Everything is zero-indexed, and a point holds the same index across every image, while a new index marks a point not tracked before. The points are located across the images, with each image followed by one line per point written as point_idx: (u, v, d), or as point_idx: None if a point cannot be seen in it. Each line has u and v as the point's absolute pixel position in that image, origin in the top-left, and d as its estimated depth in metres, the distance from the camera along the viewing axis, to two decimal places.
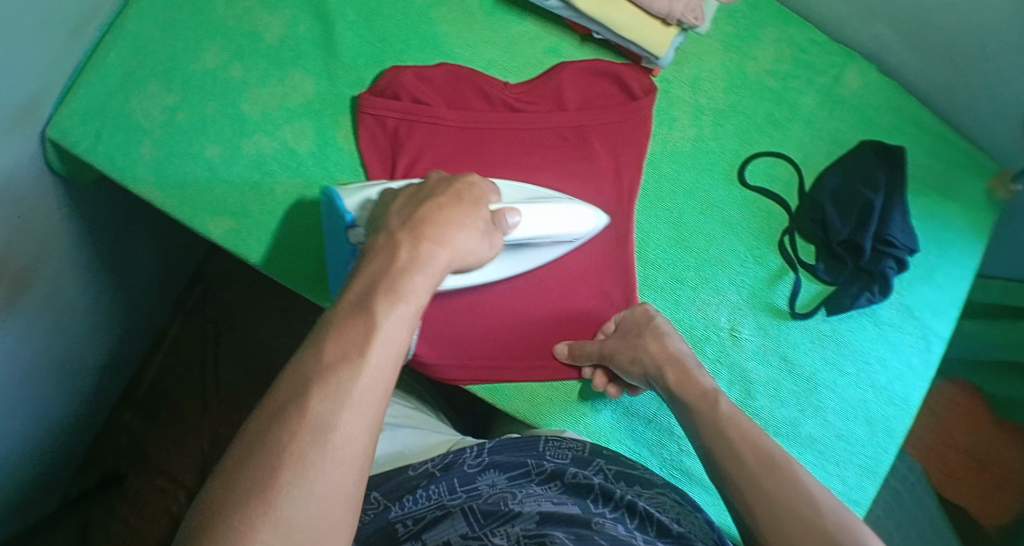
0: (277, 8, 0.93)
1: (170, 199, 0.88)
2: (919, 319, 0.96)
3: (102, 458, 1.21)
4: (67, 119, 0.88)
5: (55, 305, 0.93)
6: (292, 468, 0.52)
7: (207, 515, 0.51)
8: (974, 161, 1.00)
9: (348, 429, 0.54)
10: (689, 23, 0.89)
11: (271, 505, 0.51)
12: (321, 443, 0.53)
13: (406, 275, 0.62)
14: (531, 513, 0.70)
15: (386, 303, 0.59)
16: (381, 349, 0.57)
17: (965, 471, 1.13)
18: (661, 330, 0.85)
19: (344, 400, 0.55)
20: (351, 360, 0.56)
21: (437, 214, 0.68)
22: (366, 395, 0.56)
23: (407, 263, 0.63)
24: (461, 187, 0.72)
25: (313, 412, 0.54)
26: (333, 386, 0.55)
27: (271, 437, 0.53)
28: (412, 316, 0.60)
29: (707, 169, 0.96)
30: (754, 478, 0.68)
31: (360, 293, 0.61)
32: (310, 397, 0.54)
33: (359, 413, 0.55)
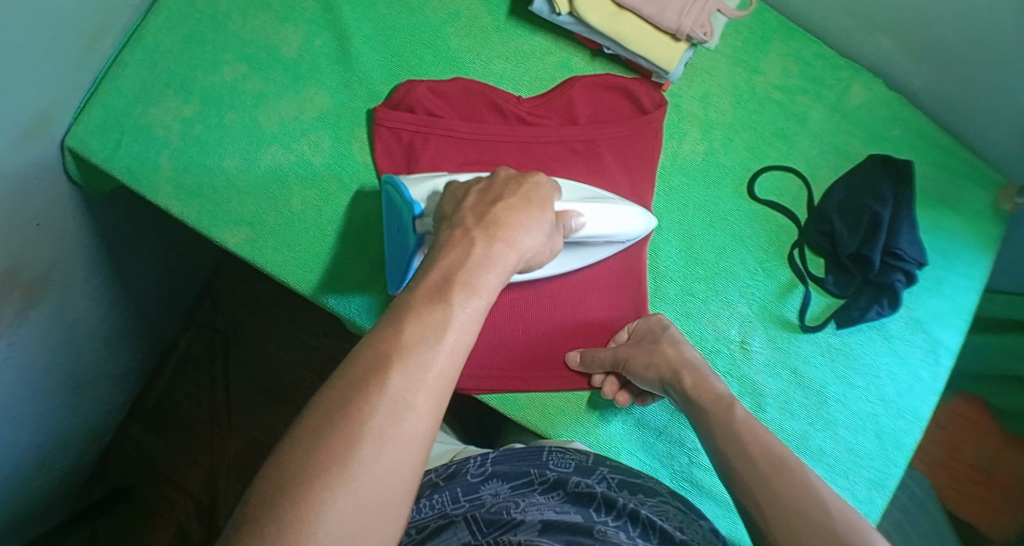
0: (293, 23, 0.94)
1: (185, 209, 0.90)
2: (928, 332, 0.97)
3: (108, 471, 1.20)
4: (85, 129, 0.89)
5: (70, 313, 0.94)
6: (368, 440, 0.54)
7: (283, 473, 0.52)
8: (981, 174, 1.01)
9: (421, 410, 0.56)
10: (698, 38, 0.91)
11: (347, 472, 0.53)
12: (397, 421, 0.55)
13: (481, 271, 0.63)
14: (533, 522, 0.71)
15: (463, 296, 0.61)
16: (455, 340, 0.59)
17: (974, 485, 1.13)
18: (673, 337, 0.86)
19: (421, 382, 0.57)
20: (431, 345, 0.58)
21: (509, 214, 0.69)
22: (440, 382, 0.58)
23: (482, 257, 0.64)
24: (531, 187, 0.72)
25: (392, 391, 0.56)
26: (413, 369, 0.57)
27: (353, 408, 0.55)
28: (484, 311, 0.62)
29: (717, 182, 0.97)
30: (767, 483, 0.68)
31: (440, 280, 0.62)
32: (391, 375, 0.56)
33: (433, 398, 0.57)
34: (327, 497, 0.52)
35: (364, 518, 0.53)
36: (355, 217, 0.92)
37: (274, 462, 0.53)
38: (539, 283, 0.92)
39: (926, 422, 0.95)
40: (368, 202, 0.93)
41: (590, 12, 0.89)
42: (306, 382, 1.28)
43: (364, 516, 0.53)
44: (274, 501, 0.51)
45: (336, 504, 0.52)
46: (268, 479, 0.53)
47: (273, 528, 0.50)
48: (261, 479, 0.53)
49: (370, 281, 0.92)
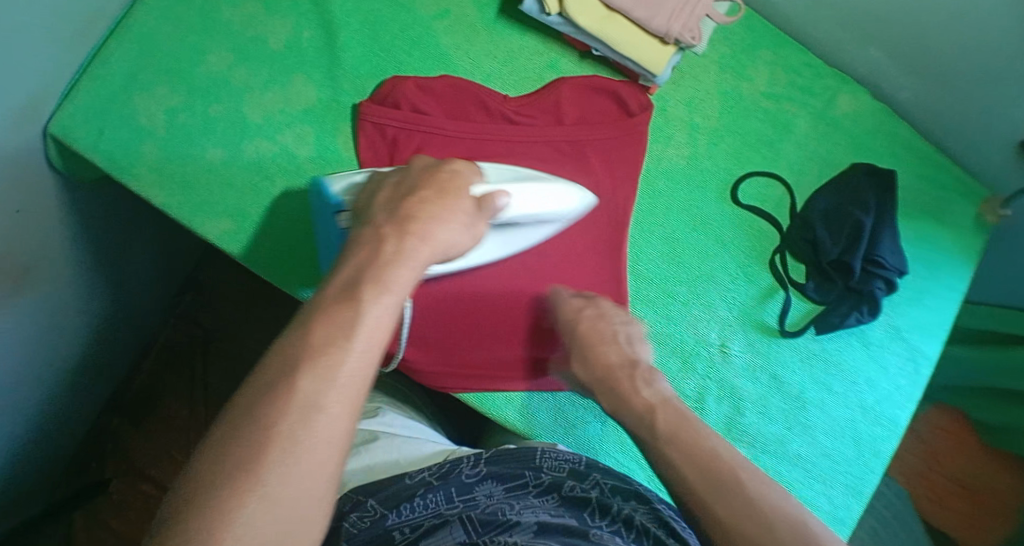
0: (282, 15, 0.94)
1: (169, 199, 0.89)
2: (907, 341, 0.98)
3: (86, 464, 1.20)
4: (69, 116, 0.88)
5: (49, 303, 0.94)
6: (282, 441, 0.55)
7: (200, 477, 0.54)
8: (963, 185, 1.01)
9: (333, 409, 0.58)
10: (687, 42, 0.91)
11: (262, 473, 0.54)
12: (306, 423, 0.56)
13: (386, 270, 0.66)
14: (529, 524, 0.72)
15: (371, 294, 0.64)
16: (365, 339, 0.61)
17: (950, 497, 1.17)
18: (581, 349, 0.85)
19: (332, 382, 0.58)
20: (339, 345, 0.60)
21: (421, 210, 0.73)
22: (350, 379, 0.59)
23: (390, 256, 0.68)
24: (448, 175, 0.78)
25: (302, 393, 0.57)
26: (320, 369, 0.59)
27: (261, 414, 0.56)
28: (395, 306, 0.65)
29: (701, 187, 0.97)
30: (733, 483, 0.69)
31: (347, 282, 0.65)
32: (300, 376, 0.58)
33: (345, 395, 0.59)
34: (243, 501, 0.53)
35: (284, 519, 0.54)
36: None
37: (190, 476, 0.55)
38: (520, 284, 0.92)
39: (903, 430, 0.96)
40: None
41: (579, 13, 0.89)
42: None
43: (282, 518, 0.54)
44: (184, 513, 0.53)
45: (253, 508, 0.53)
46: (186, 483, 0.54)
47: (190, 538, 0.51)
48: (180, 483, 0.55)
49: None
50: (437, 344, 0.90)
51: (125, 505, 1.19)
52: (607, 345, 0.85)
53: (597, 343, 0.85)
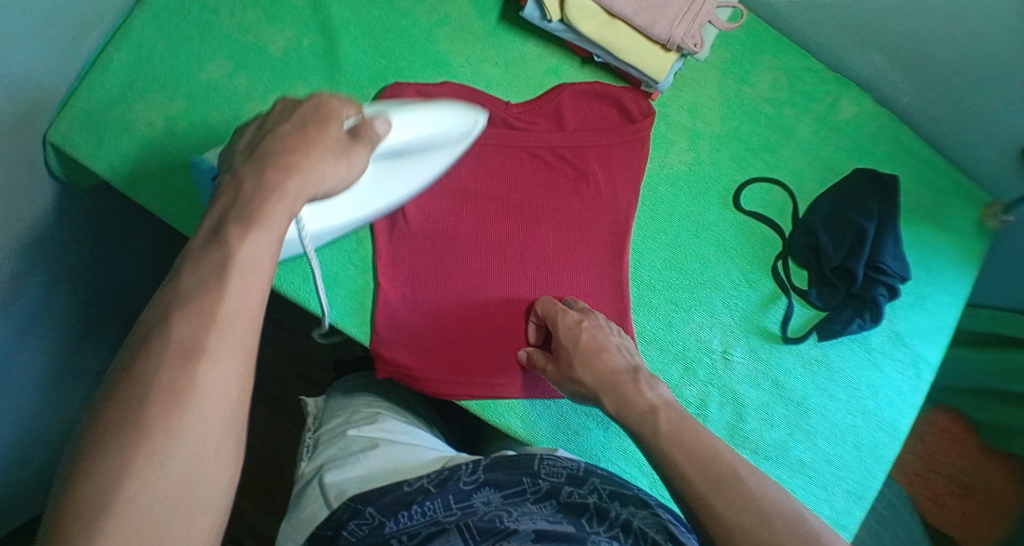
0: (282, 22, 0.94)
1: (169, 207, 0.89)
2: (909, 346, 0.97)
3: None
4: (68, 124, 0.88)
5: (47, 309, 0.94)
6: (165, 395, 0.52)
7: (90, 439, 0.51)
8: (964, 191, 1.01)
9: (219, 354, 0.55)
10: (688, 49, 0.90)
11: (150, 431, 0.51)
12: (188, 374, 0.53)
13: (262, 203, 0.62)
14: (527, 531, 0.73)
15: (239, 230, 0.60)
16: (240, 275, 0.58)
17: (949, 496, 1.18)
18: (585, 354, 0.84)
19: (214, 326, 0.55)
20: (213, 287, 0.56)
21: (284, 143, 0.66)
22: (232, 320, 0.56)
23: (256, 192, 0.63)
24: (313, 108, 0.70)
25: (175, 343, 0.54)
26: (195, 314, 0.55)
27: (135, 368, 0.53)
28: (271, 242, 0.60)
29: (703, 194, 0.97)
30: (744, 486, 0.68)
31: (214, 225, 0.61)
32: (173, 325, 0.55)
33: (229, 337, 0.55)
34: (134, 463, 0.50)
35: (187, 480, 0.52)
36: None
37: (71, 448, 0.52)
38: (522, 292, 0.92)
39: (905, 435, 0.96)
40: None
41: (581, 20, 0.88)
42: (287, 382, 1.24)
43: (182, 473, 0.52)
44: (76, 479, 0.50)
45: (146, 469, 0.50)
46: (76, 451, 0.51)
47: (82, 509, 0.49)
48: (70, 450, 0.52)
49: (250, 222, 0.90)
50: (437, 352, 0.90)
51: None
52: (611, 351, 0.85)
53: (602, 349, 0.85)
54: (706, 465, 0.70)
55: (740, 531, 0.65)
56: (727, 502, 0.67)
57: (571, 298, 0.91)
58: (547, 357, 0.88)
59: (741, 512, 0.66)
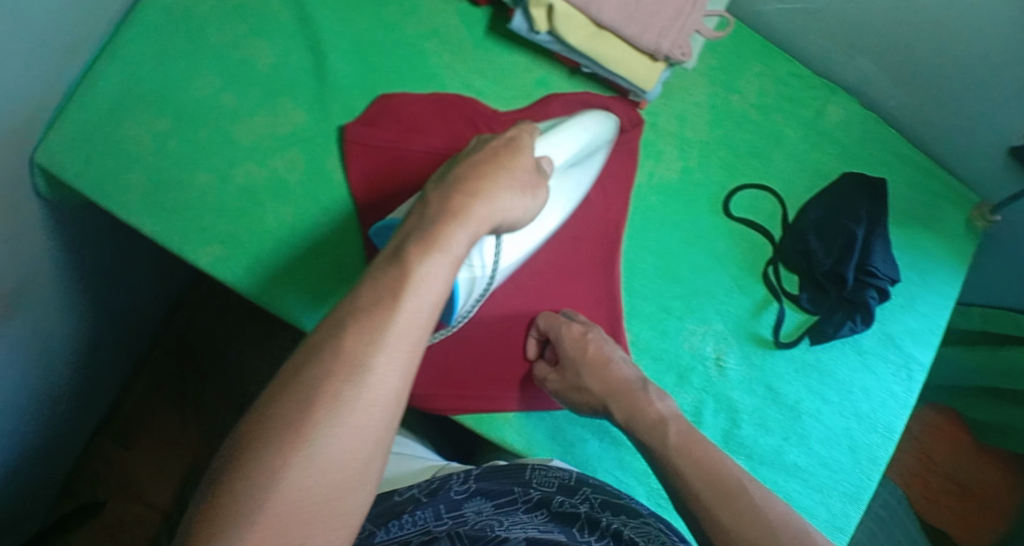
0: (269, 37, 0.93)
1: (158, 226, 0.88)
2: (901, 348, 0.98)
3: (79, 487, 1.23)
4: (56, 144, 0.88)
5: (33, 330, 0.93)
6: (327, 405, 0.57)
7: (248, 440, 0.56)
8: (953, 192, 1.02)
9: (380, 373, 0.59)
10: (676, 58, 0.90)
11: (307, 437, 0.56)
12: (352, 387, 0.58)
13: (440, 225, 0.65)
14: (518, 539, 0.74)
15: (420, 249, 0.63)
16: (417, 295, 0.62)
17: (947, 495, 1.20)
18: (587, 367, 0.85)
19: (379, 345, 0.59)
20: (385, 307, 0.60)
21: (477, 175, 0.70)
22: (406, 336, 0.61)
23: (433, 219, 0.66)
24: (503, 142, 0.74)
25: (346, 356, 0.58)
26: (370, 334, 0.59)
27: (306, 376, 0.58)
28: (446, 266, 0.64)
29: (693, 201, 0.97)
30: (738, 490, 0.69)
31: (398, 244, 0.65)
32: (344, 340, 0.59)
33: (396, 354, 0.60)
34: (296, 460, 0.55)
35: (334, 483, 0.56)
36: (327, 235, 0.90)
37: (234, 441, 0.57)
38: (515, 305, 0.92)
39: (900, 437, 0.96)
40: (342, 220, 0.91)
41: (568, 32, 0.88)
42: None
43: (333, 480, 0.56)
44: (232, 473, 0.55)
45: (302, 467, 0.55)
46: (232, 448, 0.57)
47: (238, 503, 0.54)
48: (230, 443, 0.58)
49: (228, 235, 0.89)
50: (432, 366, 0.90)
51: (116, 524, 1.23)
52: (614, 363, 0.85)
53: (603, 361, 0.85)
54: (698, 474, 0.72)
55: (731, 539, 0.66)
56: (720, 509, 0.68)
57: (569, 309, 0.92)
58: (553, 368, 0.88)
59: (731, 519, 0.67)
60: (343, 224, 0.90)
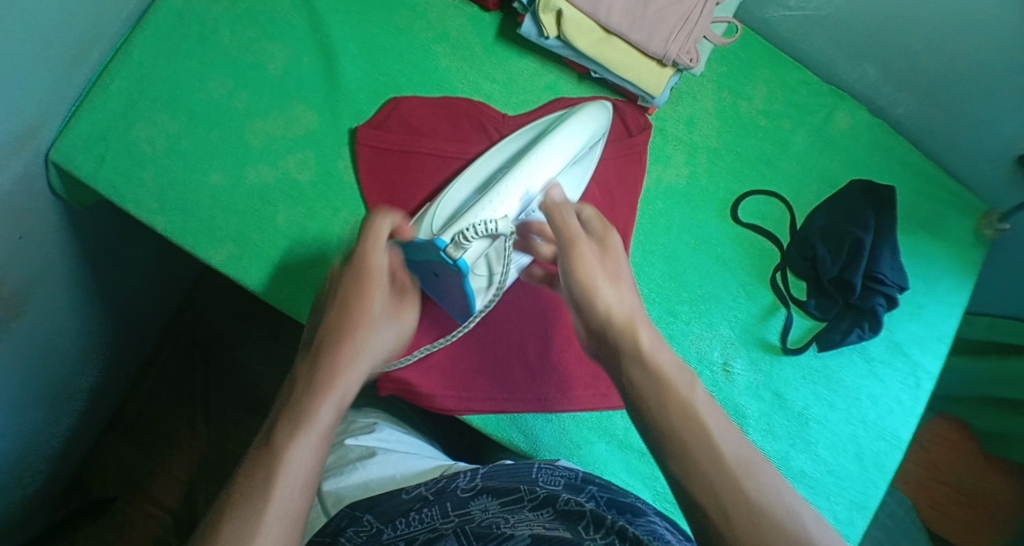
0: (281, 41, 0.94)
1: (170, 225, 0.89)
2: (908, 355, 0.98)
3: (87, 484, 1.24)
4: (70, 143, 0.89)
5: (41, 328, 0.94)
6: (259, 486, 0.67)
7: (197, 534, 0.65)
8: (960, 201, 1.02)
9: (298, 451, 0.70)
10: (684, 64, 0.90)
11: (250, 521, 0.65)
12: (278, 461, 0.69)
13: (350, 300, 0.81)
14: (523, 536, 0.72)
15: (340, 313, 0.81)
16: (355, 367, 0.78)
17: (953, 505, 1.19)
18: (574, 277, 0.78)
19: (307, 427, 0.72)
20: (314, 379, 0.76)
21: (366, 253, 0.82)
22: (329, 392, 0.75)
23: (345, 292, 0.82)
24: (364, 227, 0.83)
25: (280, 433, 0.71)
26: (293, 404, 0.74)
27: (248, 466, 0.69)
28: (384, 337, 0.84)
29: (701, 206, 0.98)
30: (731, 473, 0.63)
31: (315, 321, 0.83)
32: (286, 414, 0.74)
33: (313, 423, 0.72)
34: (237, 534, 0.64)
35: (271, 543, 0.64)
36: (337, 236, 0.91)
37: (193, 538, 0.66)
38: (524, 307, 0.94)
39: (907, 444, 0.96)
40: (352, 222, 0.92)
41: (577, 37, 0.88)
42: None
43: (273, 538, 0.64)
44: None
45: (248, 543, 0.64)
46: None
47: None
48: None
49: (239, 236, 0.90)
50: (439, 369, 0.91)
51: (122, 523, 1.23)
52: (612, 288, 0.77)
53: (598, 281, 0.77)
54: (688, 453, 0.65)
55: (722, 535, 0.61)
56: (709, 498, 0.63)
57: (591, 212, 0.84)
58: (586, 239, 0.80)
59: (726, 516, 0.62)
60: (353, 226, 0.92)
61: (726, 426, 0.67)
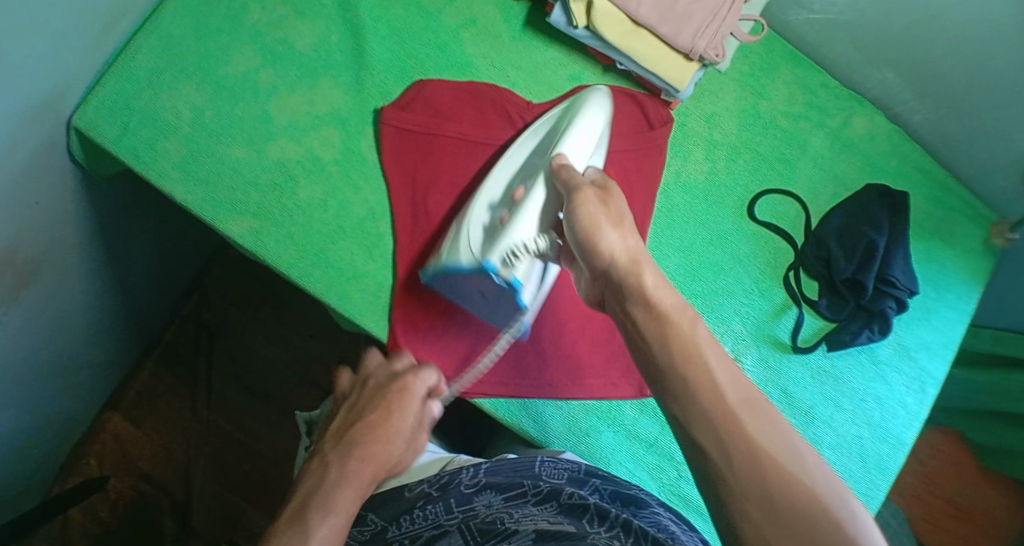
0: (310, 18, 0.95)
1: (191, 196, 0.89)
2: (915, 360, 0.99)
3: (82, 462, 1.21)
4: (94, 109, 0.89)
5: (55, 295, 0.94)
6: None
7: None
8: (972, 210, 1.03)
9: (326, 520, 0.75)
10: (710, 59, 0.92)
11: None
12: (307, 526, 0.74)
13: (378, 403, 0.87)
14: (527, 531, 0.72)
15: (371, 416, 0.87)
16: (378, 453, 0.85)
17: (948, 518, 1.23)
18: (576, 226, 0.76)
19: (332, 501, 0.78)
20: (349, 464, 0.83)
21: (385, 403, 0.87)
22: (360, 471, 0.83)
23: (375, 401, 0.88)
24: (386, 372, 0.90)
25: (315, 507, 0.77)
26: (325, 484, 0.80)
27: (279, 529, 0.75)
28: (398, 427, 0.87)
29: (718, 203, 0.98)
30: (730, 409, 0.62)
31: (348, 420, 0.88)
32: (317, 492, 0.79)
33: (337, 503, 0.78)
34: None
35: None
36: (357, 215, 0.92)
37: None
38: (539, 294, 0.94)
39: (910, 447, 0.97)
40: (373, 201, 0.92)
41: (606, 27, 0.90)
42: (290, 382, 1.32)
43: None
44: None
45: None
46: None
47: None
48: None
49: (260, 210, 0.90)
50: (453, 350, 0.91)
51: (123, 505, 1.22)
52: (613, 232, 0.74)
53: (598, 224, 0.75)
54: (688, 398, 0.64)
55: (722, 472, 0.60)
56: (709, 440, 0.62)
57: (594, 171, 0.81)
58: (582, 195, 0.77)
59: (725, 456, 0.60)
60: (374, 205, 0.92)
61: (731, 364, 0.65)
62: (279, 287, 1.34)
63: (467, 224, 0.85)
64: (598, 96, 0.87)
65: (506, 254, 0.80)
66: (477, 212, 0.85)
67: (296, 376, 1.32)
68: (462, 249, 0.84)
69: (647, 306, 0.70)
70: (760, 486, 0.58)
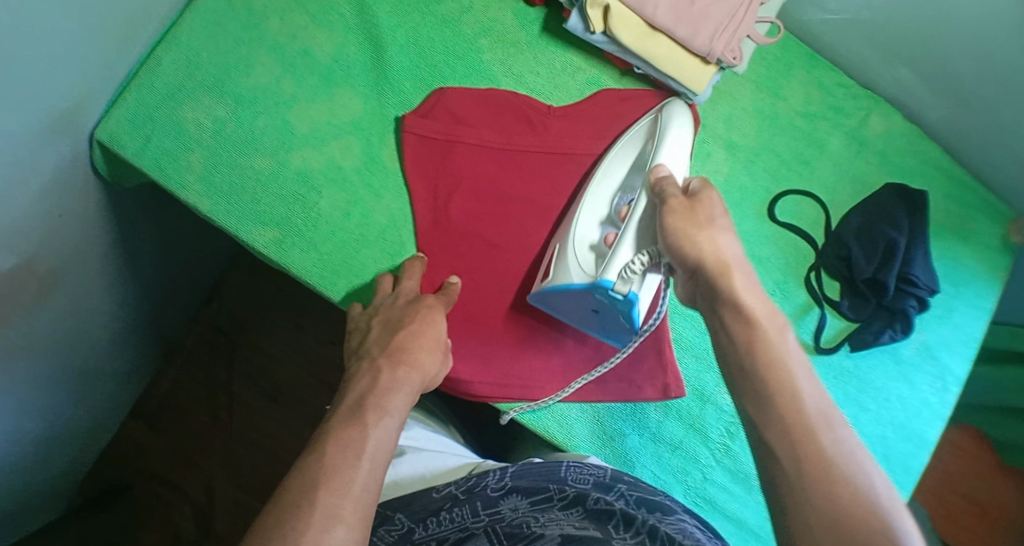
0: (329, 28, 0.96)
1: (214, 207, 0.90)
2: (937, 359, 0.98)
3: (106, 471, 1.23)
4: (117, 123, 0.90)
5: (78, 307, 0.95)
6: (336, 456, 0.69)
7: (282, 494, 0.66)
8: (991, 208, 1.03)
9: (379, 434, 0.73)
10: (727, 62, 0.92)
11: (327, 485, 0.66)
12: (360, 438, 0.71)
13: (413, 315, 0.84)
14: (553, 536, 0.72)
15: (409, 316, 0.84)
16: (422, 357, 0.82)
17: (967, 516, 1.22)
18: (666, 231, 0.74)
19: (374, 410, 0.75)
20: (389, 374, 0.79)
21: (416, 313, 0.85)
22: (410, 375, 0.80)
23: (410, 308, 0.85)
24: (415, 274, 0.89)
25: (363, 415, 0.74)
26: (378, 388, 0.77)
27: (324, 437, 0.72)
28: (438, 337, 0.85)
29: (738, 204, 0.99)
30: (812, 428, 0.62)
31: (385, 319, 0.85)
32: (359, 403, 0.76)
33: (390, 406, 0.76)
34: (321, 500, 0.65)
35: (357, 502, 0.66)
36: (380, 222, 0.92)
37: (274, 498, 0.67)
38: None
39: (934, 446, 0.96)
40: (396, 210, 0.93)
41: (623, 32, 0.90)
42: (311, 389, 1.32)
43: (355, 502, 0.66)
44: (268, 511, 0.65)
45: (333, 495, 0.66)
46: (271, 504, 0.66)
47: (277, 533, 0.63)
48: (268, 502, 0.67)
49: (283, 220, 0.91)
50: (478, 355, 0.91)
51: (146, 513, 1.24)
52: (702, 234, 0.72)
53: (690, 231, 0.73)
54: (768, 404, 0.64)
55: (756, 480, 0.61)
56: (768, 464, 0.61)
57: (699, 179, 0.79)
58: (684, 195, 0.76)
59: (801, 468, 0.60)
60: (395, 212, 0.93)
61: (813, 379, 0.66)
62: (299, 294, 1.34)
63: (575, 239, 0.86)
64: (683, 115, 0.86)
65: (621, 269, 0.76)
66: (584, 228, 0.86)
67: (318, 383, 1.32)
68: (572, 267, 0.84)
69: (736, 310, 0.70)
70: (834, 511, 0.57)
